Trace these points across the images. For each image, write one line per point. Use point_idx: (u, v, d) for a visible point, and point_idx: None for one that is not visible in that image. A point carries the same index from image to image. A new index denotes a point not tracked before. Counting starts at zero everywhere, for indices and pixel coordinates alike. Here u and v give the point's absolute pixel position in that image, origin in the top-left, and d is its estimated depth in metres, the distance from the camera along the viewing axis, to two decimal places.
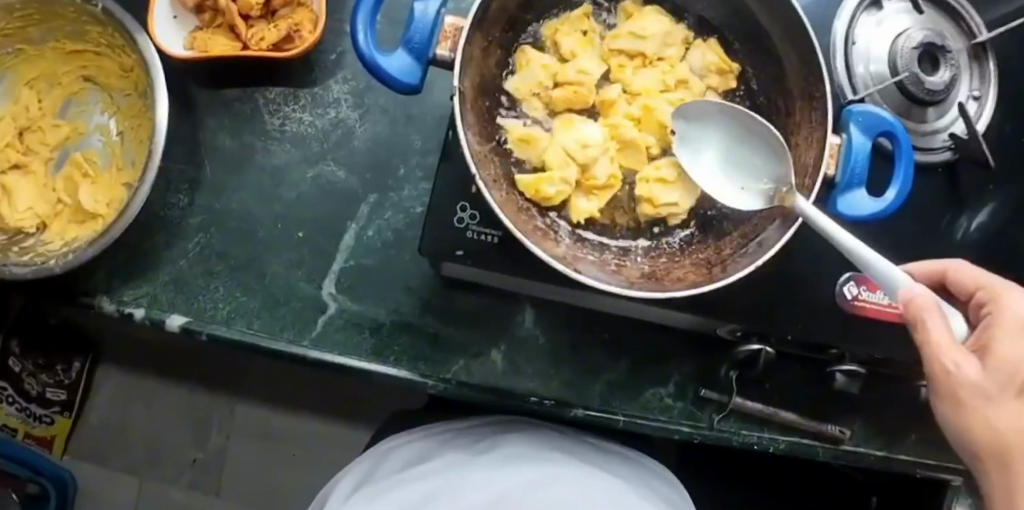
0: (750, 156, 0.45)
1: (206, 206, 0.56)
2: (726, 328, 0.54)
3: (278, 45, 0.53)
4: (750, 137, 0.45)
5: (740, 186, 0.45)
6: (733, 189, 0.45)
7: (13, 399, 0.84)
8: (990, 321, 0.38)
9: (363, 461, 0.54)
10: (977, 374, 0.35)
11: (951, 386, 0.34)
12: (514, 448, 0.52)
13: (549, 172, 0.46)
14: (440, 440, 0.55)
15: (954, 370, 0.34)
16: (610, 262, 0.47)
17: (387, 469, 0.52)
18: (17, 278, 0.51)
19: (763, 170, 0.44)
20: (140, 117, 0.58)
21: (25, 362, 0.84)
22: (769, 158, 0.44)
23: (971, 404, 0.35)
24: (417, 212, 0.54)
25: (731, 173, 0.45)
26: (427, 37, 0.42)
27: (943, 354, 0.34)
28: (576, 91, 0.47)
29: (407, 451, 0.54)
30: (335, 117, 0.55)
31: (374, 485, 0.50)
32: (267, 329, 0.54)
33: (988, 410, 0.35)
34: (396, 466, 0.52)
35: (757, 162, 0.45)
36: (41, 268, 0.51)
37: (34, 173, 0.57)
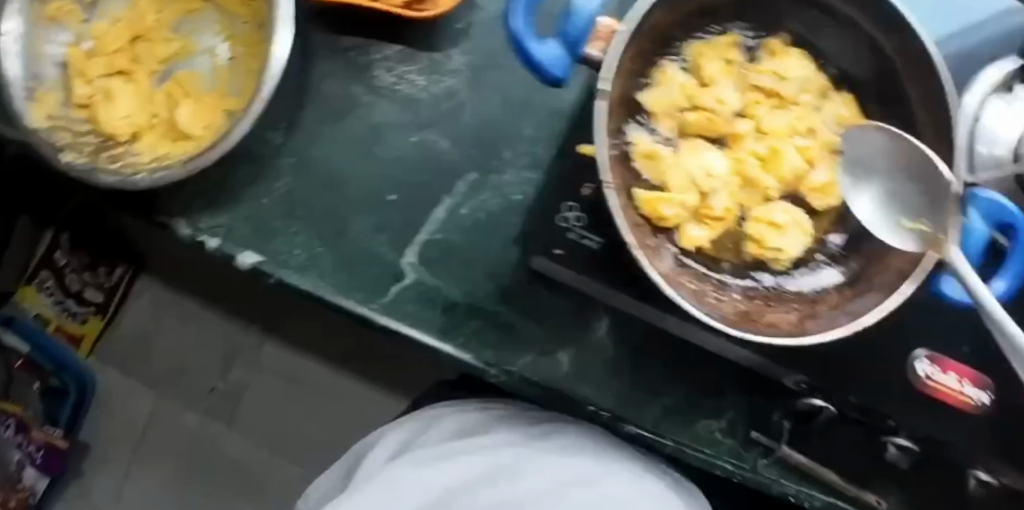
0: (908, 190, 0.40)
1: (301, 149, 0.55)
2: (792, 379, 0.54)
3: (409, 5, 0.52)
4: (913, 168, 0.40)
5: (896, 222, 0.41)
6: (886, 224, 0.41)
7: (52, 290, 0.88)
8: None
9: (417, 422, 0.56)
10: None
11: None
12: (567, 439, 0.52)
13: (668, 194, 0.45)
14: (495, 417, 0.55)
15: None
16: (707, 293, 0.46)
17: (438, 436, 0.53)
18: (101, 184, 0.50)
19: (924, 209, 0.40)
20: (252, 45, 0.56)
21: (71, 258, 0.88)
22: (928, 198, 0.40)
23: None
24: (515, 200, 0.53)
25: (889, 207, 0.41)
26: (582, 31, 0.41)
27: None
28: (710, 118, 0.47)
29: (459, 421, 0.55)
30: (450, 88, 0.54)
31: (425, 449, 0.51)
32: (337, 286, 0.52)
33: None
34: (444, 436, 0.53)
35: (916, 198, 0.40)
36: (127, 180, 0.51)
37: (137, 82, 0.57)
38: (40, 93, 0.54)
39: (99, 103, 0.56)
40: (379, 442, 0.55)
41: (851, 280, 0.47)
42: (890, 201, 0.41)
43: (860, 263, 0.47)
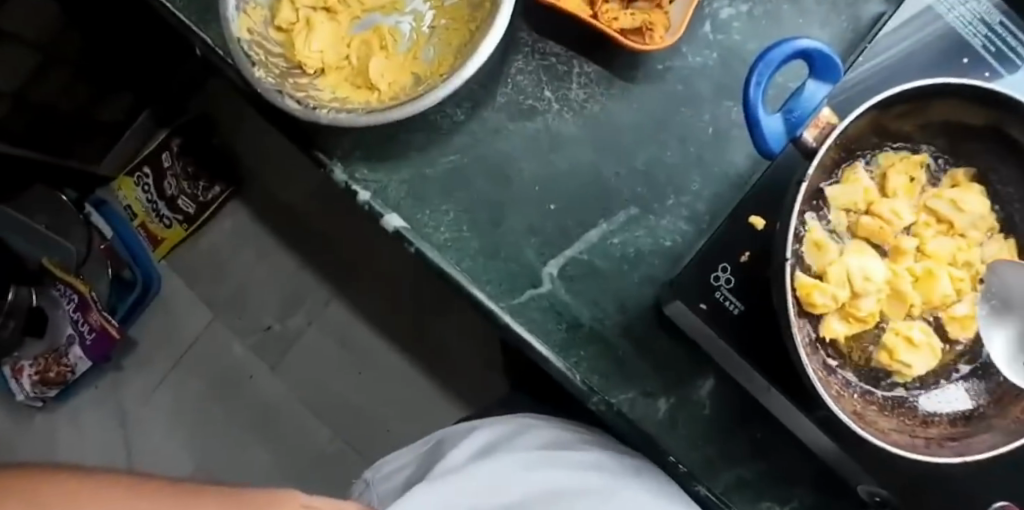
0: None
1: (476, 134, 0.57)
2: (867, 488, 0.54)
3: (624, 32, 0.54)
4: None
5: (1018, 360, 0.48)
6: (1008, 359, 0.48)
7: (147, 188, 0.99)
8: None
9: (518, 420, 0.58)
10: None
11: None
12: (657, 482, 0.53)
13: (826, 283, 0.47)
14: (592, 438, 0.56)
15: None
16: (832, 386, 0.47)
17: (532, 444, 0.55)
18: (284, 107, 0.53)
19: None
20: (460, 23, 0.58)
21: (175, 162, 0.98)
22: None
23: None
24: (666, 246, 0.54)
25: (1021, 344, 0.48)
26: (803, 117, 0.44)
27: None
28: (883, 227, 0.48)
29: (556, 432, 0.56)
30: (634, 121, 0.56)
31: (519, 458, 0.53)
32: (472, 272, 0.55)
33: None
34: (539, 444, 0.55)
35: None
36: (309, 113, 0.54)
37: (339, 22, 0.59)
38: (249, 8, 0.57)
39: (299, 31, 0.58)
40: (471, 434, 0.58)
41: (964, 417, 0.48)
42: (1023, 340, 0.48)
43: (976, 404, 0.49)
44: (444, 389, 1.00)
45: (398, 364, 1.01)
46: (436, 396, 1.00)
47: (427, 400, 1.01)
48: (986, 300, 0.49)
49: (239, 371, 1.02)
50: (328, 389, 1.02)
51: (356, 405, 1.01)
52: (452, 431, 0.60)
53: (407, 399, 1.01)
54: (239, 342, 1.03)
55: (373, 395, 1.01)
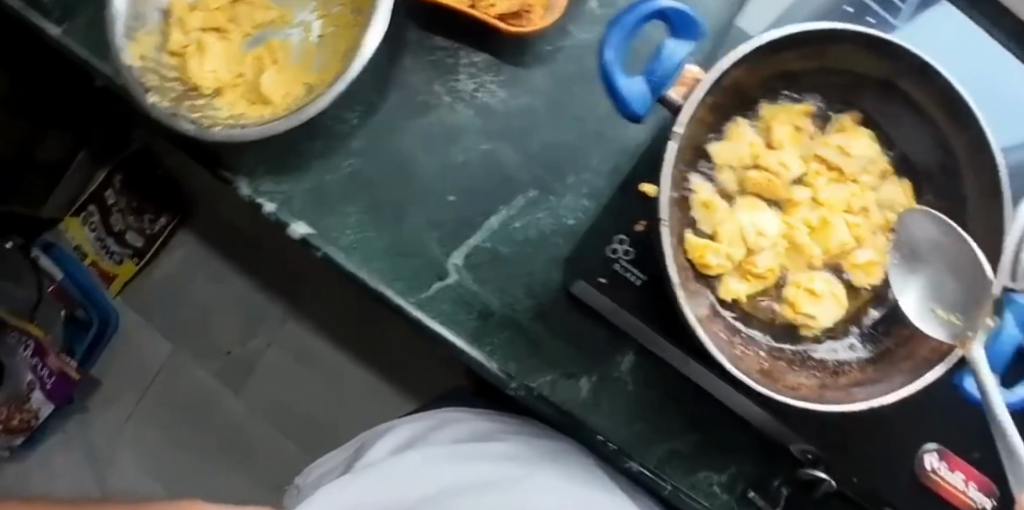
0: (951, 284, 0.44)
1: (373, 135, 0.57)
2: (799, 447, 0.54)
3: (504, 18, 0.54)
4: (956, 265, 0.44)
5: (932, 310, 0.45)
6: (922, 311, 0.45)
7: (94, 226, 0.95)
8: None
9: (440, 416, 0.59)
10: None
11: None
12: (573, 466, 0.53)
13: (718, 243, 0.46)
14: (513, 428, 0.56)
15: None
16: (735, 347, 0.47)
17: (449, 436, 0.55)
18: (180, 131, 0.53)
19: (961, 305, 0.43)
20: (345, 29, 0.59)
21: (120, 198, 0.94)
22: (973, 299, 0.43)
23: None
24: (569, 225, 0.54)
25: (930, 294, 0.45)
26: (667, 75, 0.43)
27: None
28: (770, 179, 0.47)
29: (475, 424, 0.56)
30: (525, 104, 0.56)
31: (434, 448, 0.54)
32: (380, 271, 0.55)
33: None
34: (458, 435, 0.55)
35: (959, 293, 0.44)
36: (206, 132, 0.53)
37: (230, 41, 0.60)
38: (140, 36, 0.57)
39: (192, 54, 0.58)
40: (392, 431, 0.58)
41: (873, 362, 0.48)
42: (932, 289, 0.45)
43: (884, 347, 0.49)
44: (410, 397, 1.01)
45: (363, 377, 1.02)
46: (404, 403, 1.01)
47: (395, 409, 1.02)
48: (896, 250, 0.48)
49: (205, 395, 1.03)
50: (295, 408, 1.02)
51: (327, 421, 1.02)
52: (377, 431, 0.60)
53: (376, 410, 1.01)
54: (203, 370, 1.03)
55: (342, 409, 1.01)
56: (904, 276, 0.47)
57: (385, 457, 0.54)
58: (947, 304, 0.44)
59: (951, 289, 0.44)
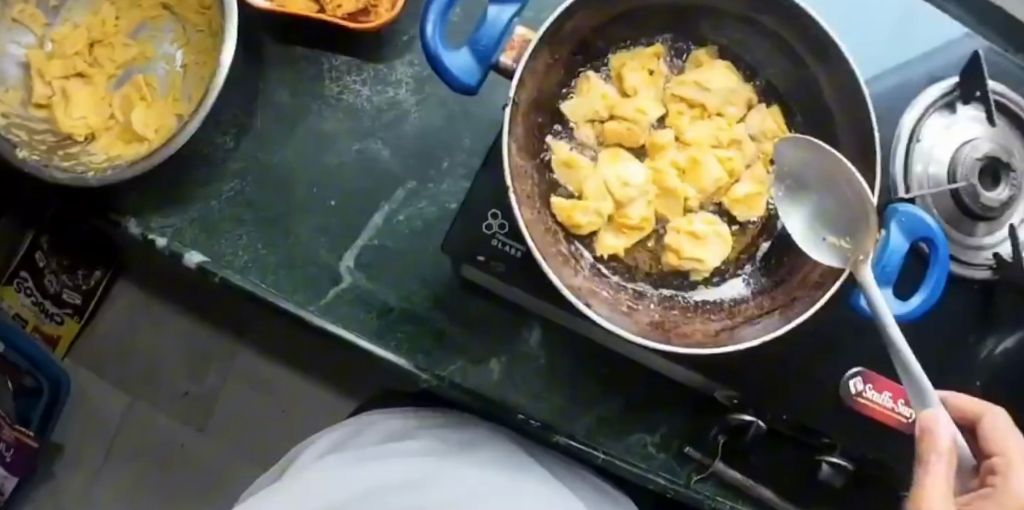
0: (836, 209, 0.42)
1: (249, 154, 0.57)
2: (724, 394, 0.53)
3: (352, 16, 0.55)
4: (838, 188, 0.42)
5: (824, 239, 0.43)
6: (815, 241, 0.43)
7: (28, 291, 0.81)
8: (989, 491, 0.40)
9: (349, 426, 0.58)
10: None
11: None
12: (490, 452, 0.54)
13: (585, 201, 0.46)
14: (426, 423, 0.56)
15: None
16: (622, 303, 0.46)
17: (369, 439, 0.55)
18: (54, 181, 0.51)
19: (849, 228, 0.42)
20: (207, 55, 0.58)
21: (50, 258, 0.81)
22: (859, 220, 0.41)
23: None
24: (451, 208, 0.56)
25: (817, 221, 0.44)
26: (493, 42, 0.43)
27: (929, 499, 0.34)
28: (629, 128, 0.47)
29: (386, 426, 0.56)
30: (393, 97, 0.56)
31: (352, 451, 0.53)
32: (278, 287, 0.55)
33: None
34: (379, 437, 0.55)
35: (846, 217, 0.42)
36: (81, 178, 0.51)
37: (95, 85, 0.59)
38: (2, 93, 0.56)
39: (57, 104, 0.57)
40: (315, 442, 0.58)
41: (770, 296, 0.47)
42: (818, 216, 0.44)
43: (781, 279, 0.47)
44: None
45: None
46: None
47: None
48: (778, 182, 0.46)
49: (167, 447, 0.90)
50: None
51: None
52: (303, 445, 0.60)
53: None
54: (166, 418, 0.90)
55: None
56: (790, 206, 0.45)
57: (303, 465, 0.54)
58: (837, 229, 0.42)
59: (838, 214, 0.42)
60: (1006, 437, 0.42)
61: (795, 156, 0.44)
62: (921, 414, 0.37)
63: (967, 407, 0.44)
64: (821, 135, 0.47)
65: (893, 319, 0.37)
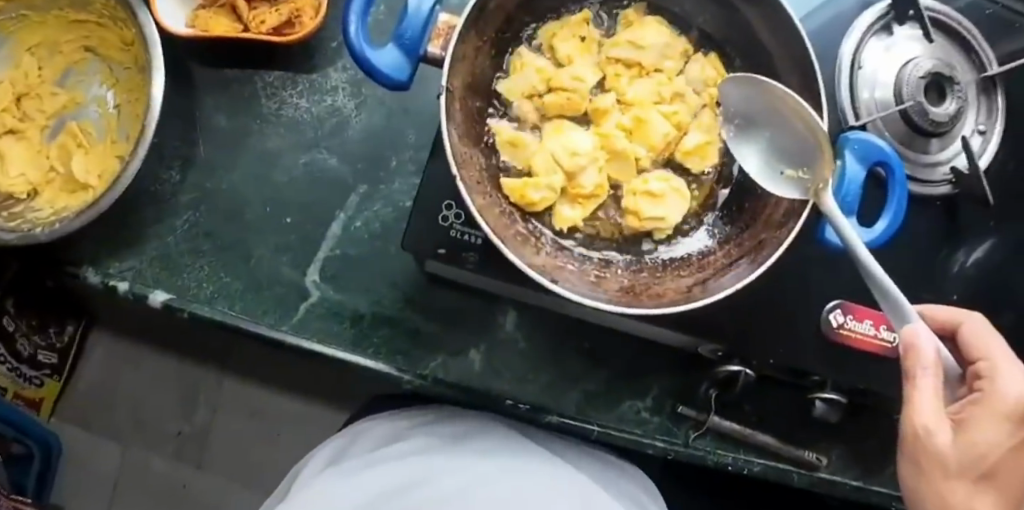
0: (790, 141, 0.43)
1: (198, 184, 0.57)
2: (707, 347, 0.54)
3: (278, 30, 0.54)
4: (788, 120, 0.42)
5: (780, 173, 0.43)
6: (772, 175, 0.44)
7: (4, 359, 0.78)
8: (978, 396, 0.39)
9: (341, 438, 0.57)
10: (948, 445, 0.37)
11: (917, 447, 0.37)
12: (486, 440, 0.54)
13: (535, 178, 0.45)
14: (417, 421, 0.55)
15: (925, 434, 0.36)
16: (590, 273, 0.46)
17: (365, 446, 0.54)
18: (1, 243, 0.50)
19: (804, 158, 0.42)
20: (138, 91, 0.57)
21: (19, 321, 0.78)
22: (812, 148, 0.42)
23: (931, 470, 0.38)
24: (406, 206, 0.56)
25: (772, 156, 0.44)
26: (418, 33, 0.42)
27: (920, 415, 0.36)
28: (568, 97, 0.46)
29: (378, 431, 0.56)
30: (332, 105, 0.57)
31: (349, 461, 0.52)
32: (248, 311, 0.55)
33: (944, 481, 0.37)
34: (374, 443, 0.54)
35: (799, 146, 0.42)
36: (29, 235, 0.50)
37: (28, 139, 0.57)
38: None
39: None
40: (311, 459, 0.56)
41: (736, 243, 0.47)
42: (773, 151, 0.44)
43: (745, 226, 0.47)
44: None
45: None
46: None
47: None
48: (728, 123, 0.46)
49: (169, 489, 0.89)
50: None
51: None
52: (299, 465, 0.58)
53: None
54: (160, 460, 0.89)
55: None
56: (743, 145, 0.45)
57: (301, 483, 0.53)
58: (792, 161, 0.43)
59: (793, 146, 0.43)
60: (987, 340, 0.42)
61: (744, 95, 0.45)
62: (906, 331, 0.36)
63: (945, 318, 0.44)
64: (763, 75, 0.47)
65: (864, 246, 0.38)
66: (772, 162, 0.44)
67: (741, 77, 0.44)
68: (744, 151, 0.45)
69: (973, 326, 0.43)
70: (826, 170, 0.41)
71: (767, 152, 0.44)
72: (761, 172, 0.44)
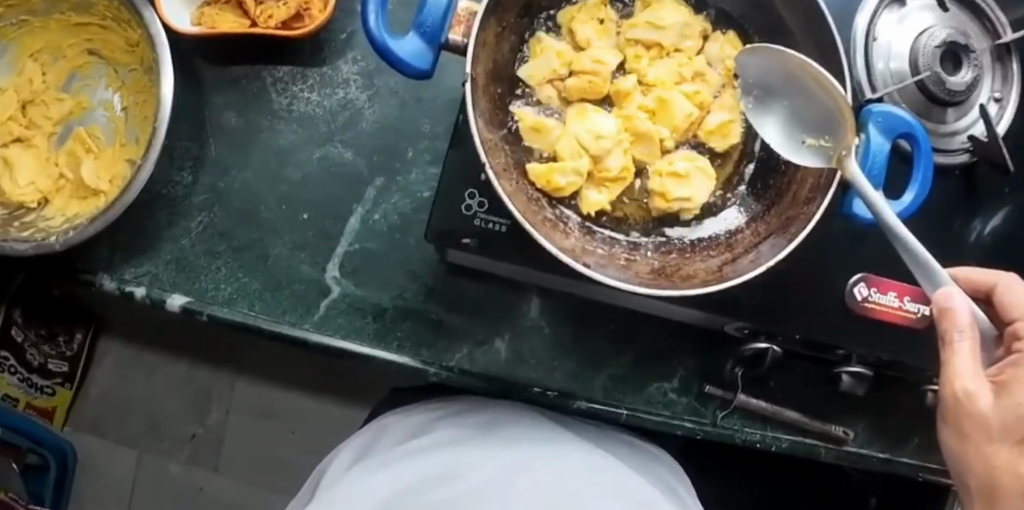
0: (811, 109, 0.43)
1: (210, 185, 0.56)
2: (734, 325, 0.54)
3: (287, 23, 0.53)
4: (807, 87, 0.42)
5: (802, 141, 0.43)
6: (792, 144, 0.44)
7: (13, 369, 0.80)
8: (1017, 357, 0.38)
9: (363, 437, 0.56)
10: (988, 407, 0.36)
11: (957, 410, 0.37)
12: (515, 430, 0.52)
13: (561, 162, 0.45)
14: (440, 415, 0.55)
15: (966, 397, 0.36)
16: (619, 257, 0.46)
17: (392, 440, 0.54)
18: (16, 253, 0.49)
19: (827, 126, 0.42)
20: (145, 93, 0.56)
21: (28, 331, 0.79)
22: (833, 114, 0.41)
23: (972, 433, 0.37)
24: (424, 197, 0.56)
25: (793, 124, 0.43)
26: (439, 20, 0.41)
27: (960, 378, 0.36)
28: (591, 81, 0.46)
29: (405, 427, 0.55)
30: (344, 98, 0.56)
31: (376, 458, 0.51)
32: (268, 311, 0.54)
33: (986, 442, 0.37)
34: (399, 438, 0.54)
35: (820, 115, 0.42)
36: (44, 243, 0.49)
37: (36, 147, 0.56)
38: None
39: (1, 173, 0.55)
40: (338, 456, 0.56)
41: (763, 221, 0.47)
42: (793, 119, 0.44)
43: (768, 204, 0.47)
44: None
45: None
46: None
47: None
48: (746, 94, 0.46)
49: (187, 492, 0.88)
50: None
51: None
52: (328, 462, 0.58)
53: None
54: (176, 465, 0.89)
55: None
56: (761, 115, 0.45)
57: (330, 481, 0.52)
58: (813, 127, 0.43)
59: (814, 114, 0.42)
60: (1022, 299, 0.42)
61: (759, 64, 0.44)
62: (941, 296, 0.37)
63: (978, 280, 0.44)
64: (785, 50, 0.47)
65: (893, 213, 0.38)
66: (792, 129, 0.44)
67: (754, 46, 0.44)
68: (763, 120, 0.45)
69: (1007, 288, 0.43)
70: (850, 137, 0.40)
71: (788, 120, 0.44)
72: (782, 141, 0.44)
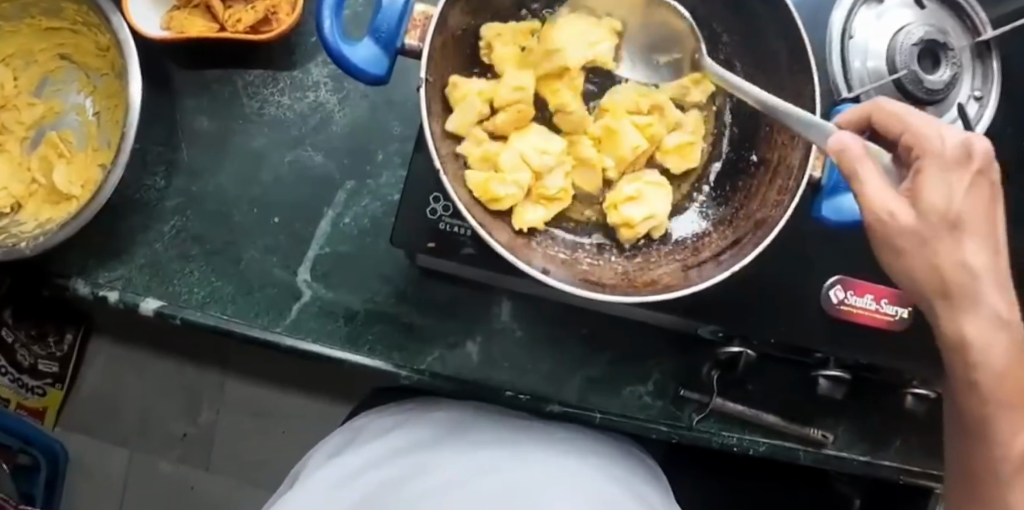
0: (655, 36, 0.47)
1: (182, 189, 0.56)
2: (709, 329, 0.53)
3: (255, 28, 0.53)
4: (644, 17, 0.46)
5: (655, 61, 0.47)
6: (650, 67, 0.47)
7: (5, 370, 0.80)
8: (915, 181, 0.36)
9: (339, 438, 0.55)
10: (908, 217, 0.33)
11: (882, 231, 0.33)
12: (483, 433, 0.51)
13: (501, 174, 0.44)
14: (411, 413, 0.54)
15: (888, 216, 0.33)
16: (582, 261, 0.45)
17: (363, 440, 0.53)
18: None
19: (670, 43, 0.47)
20: (115, 97, 0.57)
21: (17, 332, 0.79)
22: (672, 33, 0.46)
23: (906, 246, 0.34)
24: (394, 199, 0.56)
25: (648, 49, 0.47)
26: (395, 25, 0.41)
27: (874, 200, 0.33)
28: (521, 111, 0.46)
29: (377, 426, 0.54)
30: (315, 101, 0.56)
31: (345, 459, 0.51)
32: (241, 315, 0.54)
33: (923, 248, 0.33)
34: (371, 437, 0.53)
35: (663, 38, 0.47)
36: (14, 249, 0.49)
37: (9, 152, 0.56)
38: None
39: None
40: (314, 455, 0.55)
41: (730, 223, 0.46)
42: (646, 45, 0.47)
43: (735, 207, 0.47)
44: None
45: None
46: None
47: None
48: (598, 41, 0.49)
49: (177, 491, 0.89)
50: None
51: None
52: (303, 463, 0.57)
53: None
54: (166, 465, 0.89)
55: None
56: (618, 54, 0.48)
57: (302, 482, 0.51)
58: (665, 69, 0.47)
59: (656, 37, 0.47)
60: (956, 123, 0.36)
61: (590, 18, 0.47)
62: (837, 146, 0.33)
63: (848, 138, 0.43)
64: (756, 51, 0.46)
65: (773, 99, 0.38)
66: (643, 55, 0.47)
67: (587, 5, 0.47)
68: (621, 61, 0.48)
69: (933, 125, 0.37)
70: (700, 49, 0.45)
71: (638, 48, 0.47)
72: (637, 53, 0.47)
